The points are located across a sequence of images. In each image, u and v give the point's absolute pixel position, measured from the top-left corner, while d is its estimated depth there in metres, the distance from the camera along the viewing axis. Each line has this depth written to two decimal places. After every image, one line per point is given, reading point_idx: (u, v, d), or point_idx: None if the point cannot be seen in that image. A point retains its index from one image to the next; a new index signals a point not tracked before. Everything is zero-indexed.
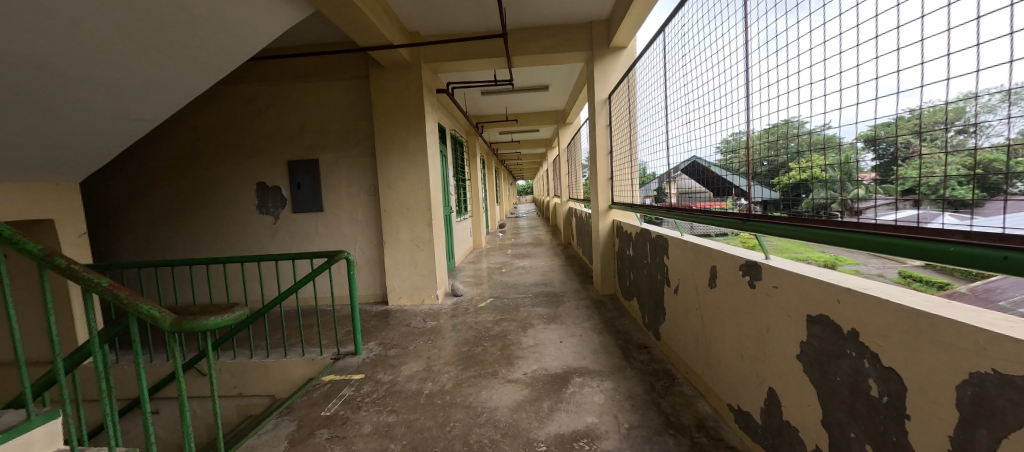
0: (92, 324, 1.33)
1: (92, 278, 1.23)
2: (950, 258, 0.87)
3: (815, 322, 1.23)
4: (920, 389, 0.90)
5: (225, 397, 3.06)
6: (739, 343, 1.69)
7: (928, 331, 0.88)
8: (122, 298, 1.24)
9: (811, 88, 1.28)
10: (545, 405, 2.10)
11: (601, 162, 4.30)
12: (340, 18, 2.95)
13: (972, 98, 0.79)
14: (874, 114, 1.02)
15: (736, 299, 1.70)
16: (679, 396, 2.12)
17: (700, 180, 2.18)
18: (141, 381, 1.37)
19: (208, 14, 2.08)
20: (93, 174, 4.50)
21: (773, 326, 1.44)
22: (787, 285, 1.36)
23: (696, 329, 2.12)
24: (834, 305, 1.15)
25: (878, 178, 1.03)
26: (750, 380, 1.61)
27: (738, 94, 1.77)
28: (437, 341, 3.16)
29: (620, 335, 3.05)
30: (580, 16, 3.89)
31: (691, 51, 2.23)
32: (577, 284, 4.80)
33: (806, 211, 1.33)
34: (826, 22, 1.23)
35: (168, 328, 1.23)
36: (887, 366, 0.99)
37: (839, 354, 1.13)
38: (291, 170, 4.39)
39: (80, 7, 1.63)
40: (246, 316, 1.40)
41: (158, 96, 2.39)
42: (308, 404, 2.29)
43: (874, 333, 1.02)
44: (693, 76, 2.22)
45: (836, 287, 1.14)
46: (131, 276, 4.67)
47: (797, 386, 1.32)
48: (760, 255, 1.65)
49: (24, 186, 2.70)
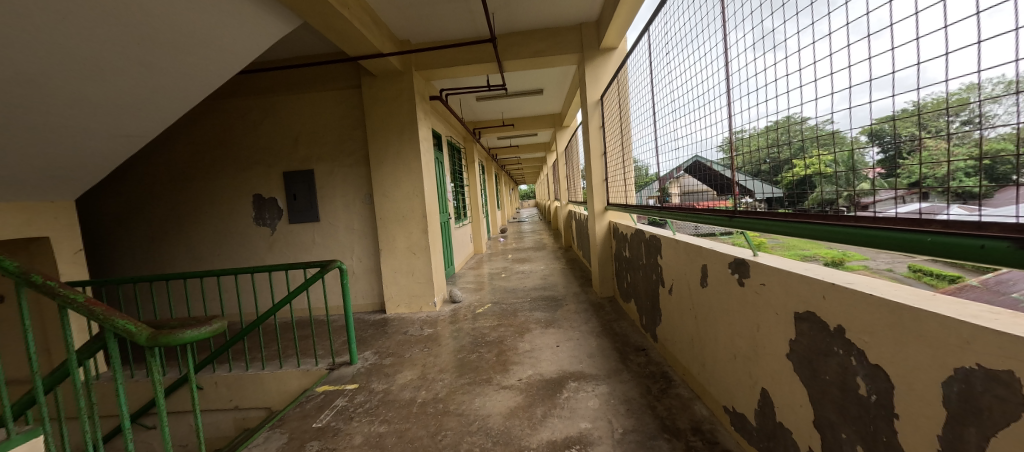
0: (71, 342, 1.33)
1: (68, 293, 1.24)
2: (938, 249, 0.87)
3: (802, 319, 1.20)
4: (907, 386, 0.88)
5: (221, 409, 3.08)
6: (731, 342, 1.66)
7: (912, 325, 0.86)
8: (98, 314, 1.23)
9: (788, 80, 1.32)
10: (538, 411, 2.07)
11: (596, 163, 4.28)
12: (329, 30, 2.99)
13: (975, 89, 0.76)
14: (855, 103, 1.07)
15: (727, 298, 1.67)
16: (675, 398, 2.09)
17: (702, 178, 2.14)
18: (118, 399, 1.32)
19: (196, 28, 2.12)
20: (92, 190, 4.55)
21: (763, 325, 1.42)
22: (774, 282, 1.34)
23: (691, 330, 2.09)
24: (820, 301, 1.13)
25: (884, 172, 1.00)
26: (744, 380, 1.58)
27: (720, 90, 1.82)
28: (434, 348, 3.15)
29: (618, 338, 3.01)
30: (568, 19, 3.91)
31: (672, 48, 2.27)
32: (578, 287, 4.77)
33: (812, 207, 1.29)
34: (798, 13, 1.25)
35: (144, 343, 1.20)
36: (874, 363, 0.96)
37: (827, 351, 1.11)
38: (287, 181, 4.42)
39: (63, 26, 1.65)
40: (226, 328, 1.37)
41: (148, 112, 2.42)
42: (301, 416, 2.28)
43: (860, 329, 1.00)
44: (675, 73, 2.27)
45: (821, 282, 1.12)
46: (131, 291, 4.73)
47: (789, 386, 1.29)
48: (752, 253, 1.62)
49: (21, 205, 2.75)
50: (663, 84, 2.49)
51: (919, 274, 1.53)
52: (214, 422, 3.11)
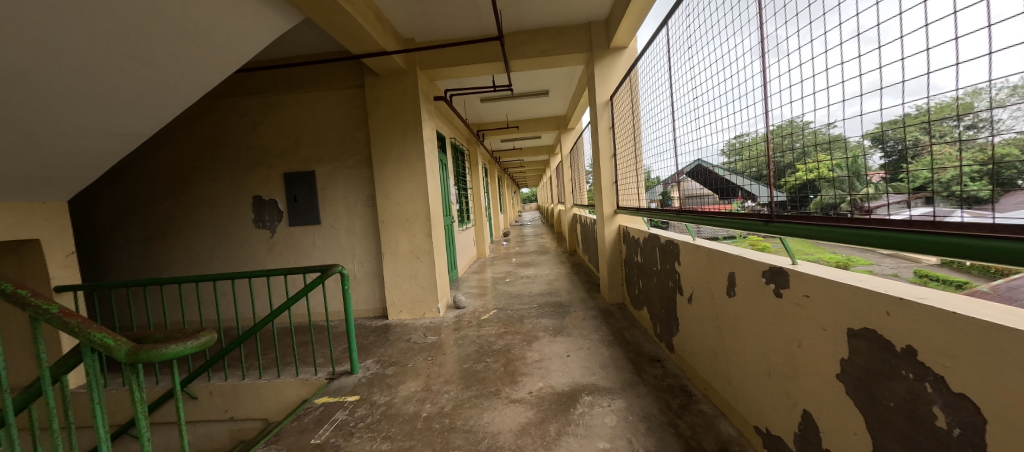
0: (43, 358, 1.29)
1: (40, 304, 1.21)
2: (997, 255, 0.82)
3: (859, 337, 1.15)
4: (998, 419, 0.81)
5: (217, 420, 3.03)
6: (765, 358, 1.61)
7: (1007, 350, 0.79)
8: (71, 325, 1.17)
9: (820, 78, 1.25)
10: (552, 429, 2.02)
11: (605, 165, 4.24)
12: (331, 25, 2.96)
13: (979, 93, 0.79)
14: (864, 110, 1.08)
15: (758, 309, 1.63)
16: (698, 415, 2.04)
17: (705, 182, 2.16)
18: (97, 418, 1.25)
19: (195, 20, 2.09)
20: (85, 192, 4.54)
21: (805, 342, 1.37)
22: (821, 295, 1.28)
23: (714, 342, 2.05)
24: (883, 318, 1.07)
25: (888, 177, 1.03)
26: (781, 400, 1.53)
27: (754, 83, 1.64)
28: (438, 357, 3.10)
29: (631, 347, 2.96)
30: (578, 17, 3.89)
31: (697, 42, 2.12)
32: (584, 293, 4.71)
33: (817, 211, 1.35)
34: (813, 22, 1.26)
35: (123, 359, 1.11)
36: (957, 391, 0.89)
37: (892, 375, 1.05)
38: (287, 183, 4.39)
39: (58, 17, 1.62)
40: (216, 341, 1.27)
41: (146, 109, 2.39)
42: (298, 431, 2.23)
43: (936, 351, 0.93)
44: (700, 68, 2.11)
45: (881, 296, 1.07)
46: (124, 296, 4.69)
47: (841, 410, 1.23)
48: (788, 261, 1.57)
49: (11, 205, 2.71)
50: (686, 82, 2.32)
51: (925, 279, 1.46)
52: (208, 433, 3.08)
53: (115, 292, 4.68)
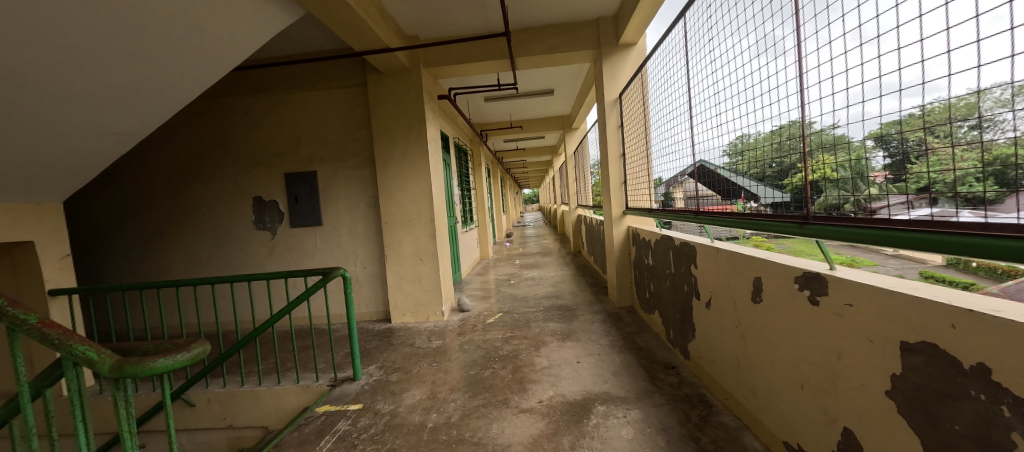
0: (20, 372, 1.24)
1: (17, 314, 1.15)
2: (1004, 253, 0.80)
3: (913, 351, 1.08)
4: None
5: (216, 428, 3.00)
6: (797, 371, 1.55)
7: None
8: (52, 338, 1.12)
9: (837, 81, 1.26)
10: (566, 441, 1.98)
11: (614, 164, 4.21)
12: (331, 20, 2.93)
13: (983, 93, 0.79)
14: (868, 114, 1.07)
15: (790, 317, 1.58)
16: (720, 428, 1.99)
17: (709, 183, 2.20)
18: (80, 435, 1.20)
19: (193, 13, 2.05)
20: (83, 192, 4.52)
21: (846, 354, 1.31)
22: (866, 305, 1.22)
23: (737, 351, 2.01)
24: (947, 331, 0.99)
25: (891, 177, 1.03)
26: (817, 415, 1.47)
27: (780, 77, 1.54)
28: (443, 363, 3.07)
29: (644, 354, 2.92)
30: (586, 13, 3.85)
31: (721, 33, 1.98)
32: (590, 297, 4.66)
33: (819, 211, 1.36)
34: (829, 24, 1.26)
35: (106, 373, 1.06)
36: None
37: (958, 394, 0.98)
38: (289, 184, 4.37)
39: (48, 9, 1.59)
40: (207, 353, 1.22)
41: (142, 106, 2.36)
42: (298, 442, 2.19)
43: (1008, 369, 0.86)
44: (723, 61, 1.98)
45: (946, 308, 0.98)
46: (122, 299, 4.67)
47: (888, 428, 1.17)
48: (824, 266, 1.50)
49: (4, 206, 2.69)
50: (703, 79, 2.22)
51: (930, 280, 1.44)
52: (207, 440, 3.06)
53: (113, 296, 4.66)
